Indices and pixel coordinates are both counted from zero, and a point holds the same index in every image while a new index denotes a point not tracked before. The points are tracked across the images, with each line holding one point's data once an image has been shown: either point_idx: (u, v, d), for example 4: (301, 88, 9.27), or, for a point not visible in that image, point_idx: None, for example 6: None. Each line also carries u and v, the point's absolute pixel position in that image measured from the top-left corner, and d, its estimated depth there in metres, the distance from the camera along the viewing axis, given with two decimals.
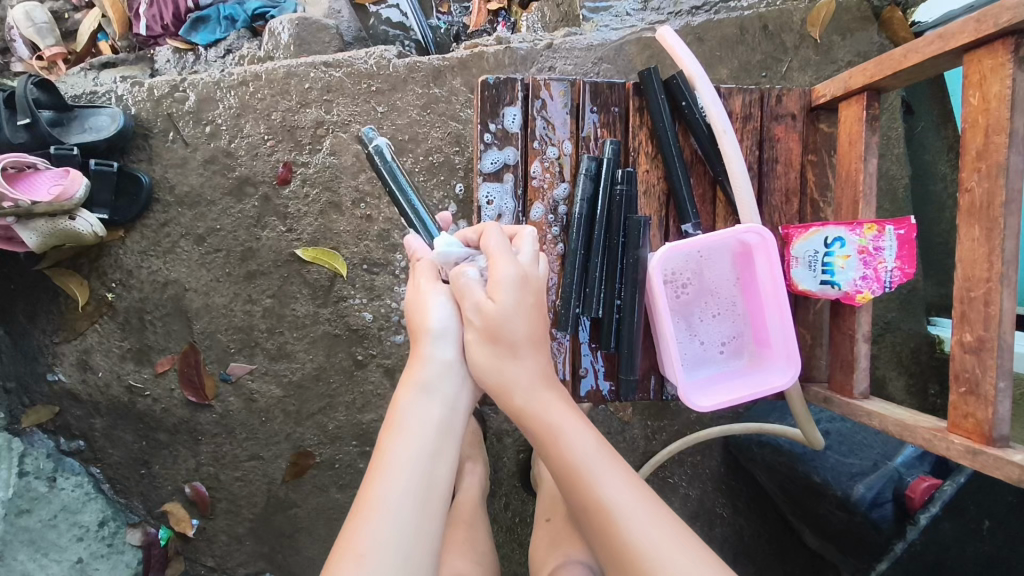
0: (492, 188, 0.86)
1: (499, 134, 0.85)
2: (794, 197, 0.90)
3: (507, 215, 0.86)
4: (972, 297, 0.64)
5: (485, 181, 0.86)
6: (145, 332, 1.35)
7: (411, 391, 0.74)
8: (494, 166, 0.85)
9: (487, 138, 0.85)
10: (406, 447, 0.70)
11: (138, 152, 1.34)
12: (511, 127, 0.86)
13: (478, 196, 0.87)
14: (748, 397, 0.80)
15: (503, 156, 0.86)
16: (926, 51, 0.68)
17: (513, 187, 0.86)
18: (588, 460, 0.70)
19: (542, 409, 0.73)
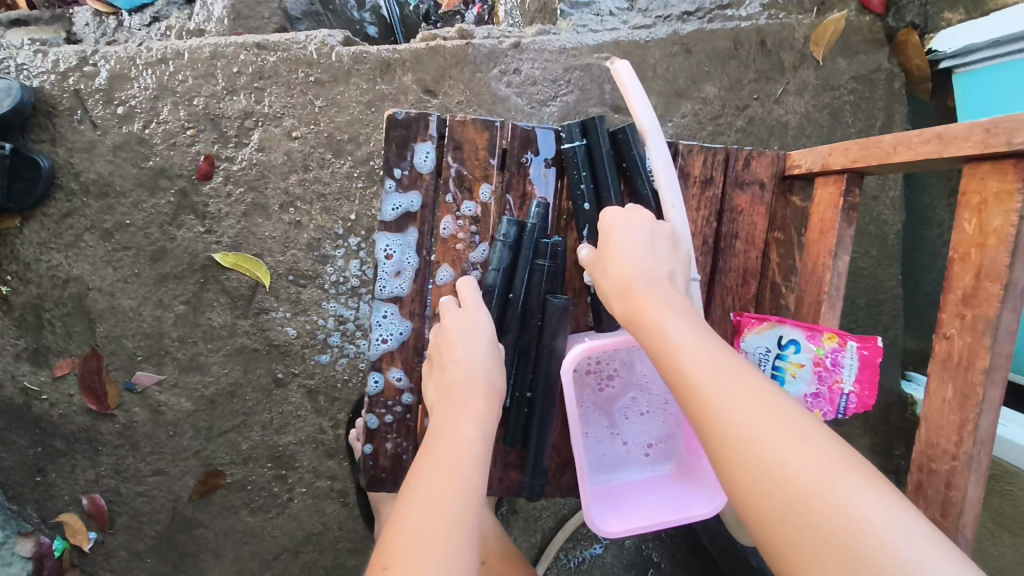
0: (392, 240, 0.72)
1: (404, 176, 0.71)
2: (753, 280, 0.77)
3: (408, 273, 0.73)
4: (934, 467, 0.56)
5: (384, 232, 0.71)
6: (43, 331, 1.22)
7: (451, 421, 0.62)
8: (395, 214, 0.71)
9: (389, 180, 0.71)
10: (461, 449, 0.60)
11: (39, 131, 1.18)
12: (422, 167, 0.71)
13: (375, 248, 0.72)
14: (662, 525, 0.68)
15: (407, 201, 0.72)
16: (921, 151, 0.56)
17: (418, 242, 0.72)
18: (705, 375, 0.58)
19: (657, 331, 0.62)
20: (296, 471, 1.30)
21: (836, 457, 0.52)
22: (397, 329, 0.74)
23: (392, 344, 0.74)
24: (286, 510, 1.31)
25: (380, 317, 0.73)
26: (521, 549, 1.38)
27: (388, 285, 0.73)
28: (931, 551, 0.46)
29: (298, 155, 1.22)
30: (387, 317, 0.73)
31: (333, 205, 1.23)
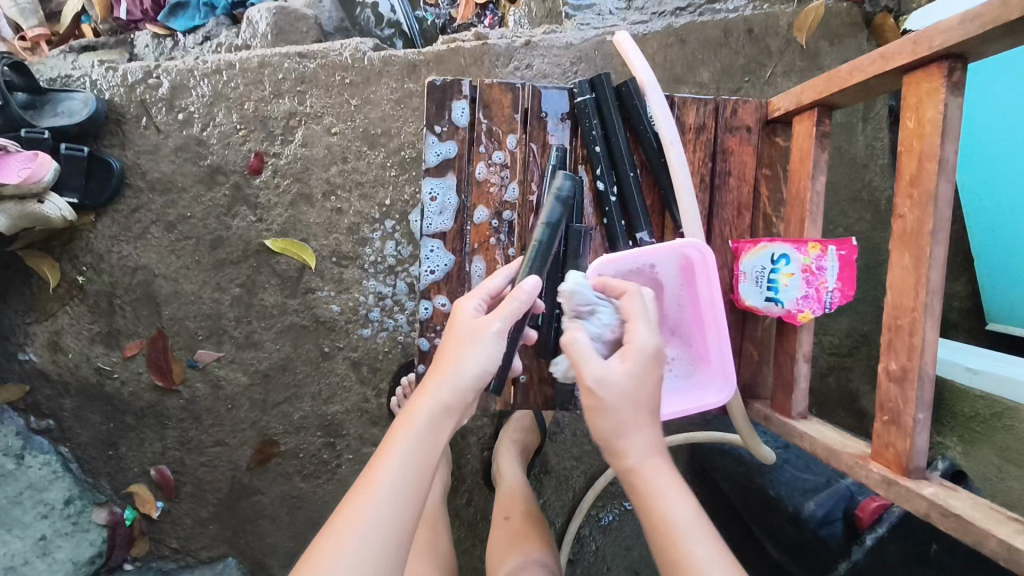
0: (435, 184, 0.85)
1: (444, 129, 0.84)
2: (746, 211, 0.89)
3: (449, 212, 0.85)
4: (898, 325, 0.64)
5: (429, 177, 0.84)
6: (115, 316, 1.36)
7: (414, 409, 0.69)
8: (437, 161, 0.84)
9: (433, 134, 0.84)
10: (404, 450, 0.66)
11: (110, 137, 1.34)
12: (459, 121, 0.84)
13: (422, 192, 0.85)
14: (676, 415, 0.80)
15: (446, 150, 0.84)
16: (869, 71, 0.67)
17: (457, 185, 0.85)
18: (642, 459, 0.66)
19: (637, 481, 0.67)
20: (344, 439, 1.42)
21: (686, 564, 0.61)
22: (443, 262, 0.86)
23: (438, 275, 0.86)
24: (335, 475, 1.42)
25: (428, 252, 0.86)
26: (554, 508, 1.48)
27: (433, 223, 0.85)
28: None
29: (337, 149, 1.36)
30: (434, 251, 0.86)
31: (370, 192, 1.37)
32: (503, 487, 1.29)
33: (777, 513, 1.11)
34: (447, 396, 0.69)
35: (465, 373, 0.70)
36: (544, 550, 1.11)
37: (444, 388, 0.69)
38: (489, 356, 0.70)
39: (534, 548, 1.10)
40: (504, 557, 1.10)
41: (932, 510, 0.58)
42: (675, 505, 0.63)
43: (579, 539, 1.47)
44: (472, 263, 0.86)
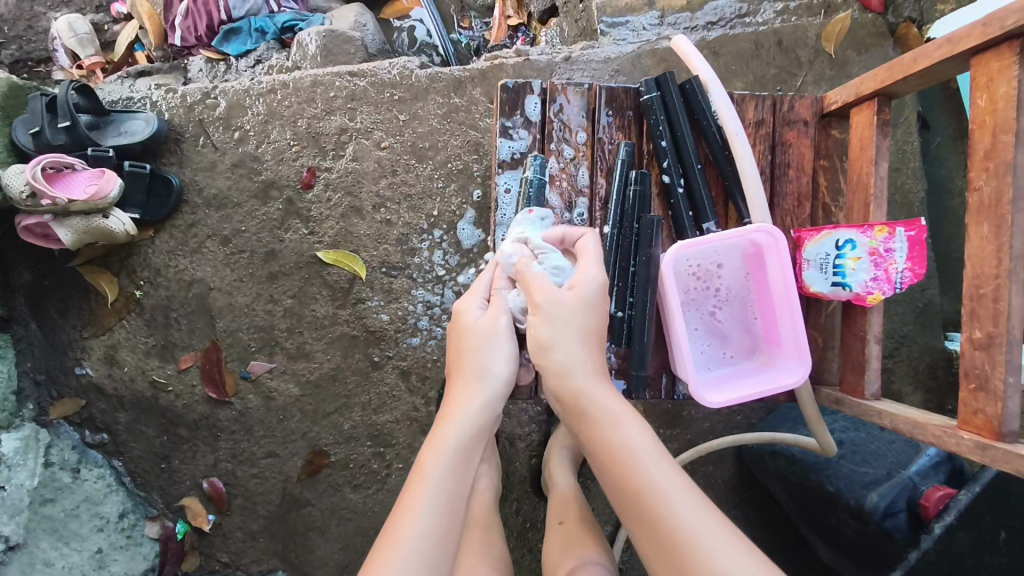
0: (509, 176, 0.89)
1: (517, 124, 0.89)
2: (807, 202, 0.92)
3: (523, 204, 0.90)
4: (981, 294, 0.65)
5: (503, 170, 0.89)
6: (170, 329, 1.39)
7: (439, 443, 0.76)
8: (510, 156, 0.89)
9: (506, 129, 0.89)
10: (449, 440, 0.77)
11: (169, 155, 1.40)
12: (531, 116, 0.89)
13: (496, 184, 0.90)
14: (752, 396, 0.81)
15: (519, 144, 0.89)
16: (935, 55, 0.70)
17: (530, 177, 0.89)
18: (636, 453, 0.68)
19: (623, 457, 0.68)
20: (393, 448, 1.41)
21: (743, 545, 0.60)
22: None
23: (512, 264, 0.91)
24: (385, 486, 1.42)
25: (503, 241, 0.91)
26: (602, 516, 1.46)
27: (508, 213, 0.90)
28: None
29: (387, 162, 1.41)
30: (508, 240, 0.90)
31: (418, 204, 1.41)
32: (555, 492, 1.24)
33: (839, 506, 1.11)
34: (475, 401, 0.81)
35: (482, 383, 0.82)
36: (602, 553, 1.05)
37: (474, 393, 0.82)
38: (505, 345, 0.84)
39: (591, 552, 1.05)
40: (561, 561, 1.05)
41: None
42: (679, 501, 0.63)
43: (629, 547, 1.46)
44: None
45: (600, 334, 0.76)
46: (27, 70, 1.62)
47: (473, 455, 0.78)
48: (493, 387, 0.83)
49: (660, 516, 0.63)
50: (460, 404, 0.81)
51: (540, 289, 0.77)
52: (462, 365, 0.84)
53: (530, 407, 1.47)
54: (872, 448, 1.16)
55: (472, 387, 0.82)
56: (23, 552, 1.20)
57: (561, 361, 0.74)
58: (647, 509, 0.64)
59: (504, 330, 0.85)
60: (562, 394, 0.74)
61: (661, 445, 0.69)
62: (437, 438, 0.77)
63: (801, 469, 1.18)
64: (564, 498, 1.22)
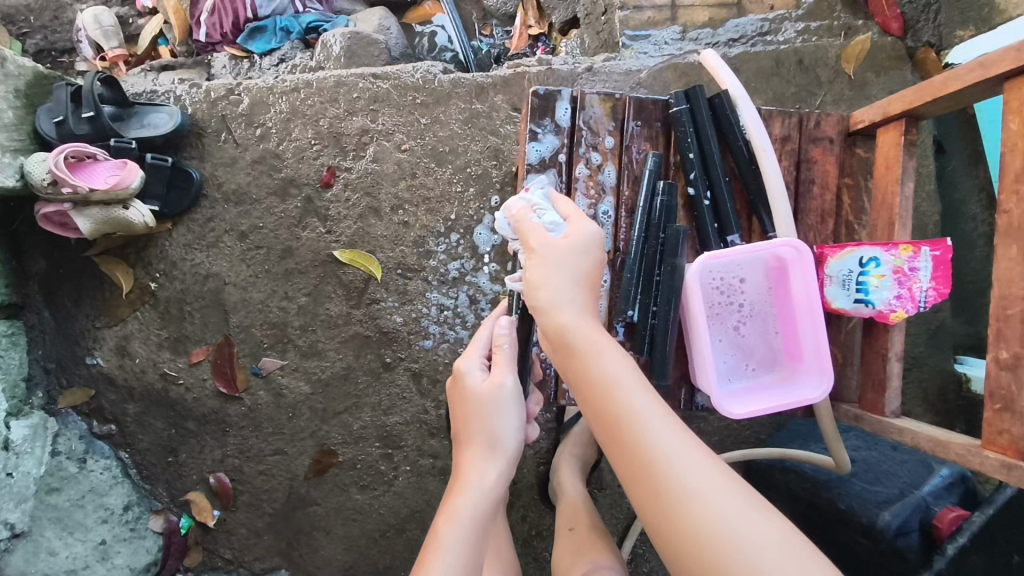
0: (536, 180, 0.90)
1: (546, 129, 0.89)
2: (830, 219, 0.92)
3: None
4: (1008, 315, 0.66)
5: (530, 173, 0.89)
6: (184, 322, 1.40)
7: (453, 516, 0.81)
8: (538, 159, 0.90)
9: (535, 133, 0.89)
10: (462, 519, 0.80)
11: (191, 150, 1.41)
12: (561, 122, 0.90)
13: (523, 186, 0.90)
14: (772, 409, 0.82)
15: (546, 147, 0.90)
16: (967, 79, 0.71)
17: (556, 181, 0.90)
18: (616, 387, 0.70)
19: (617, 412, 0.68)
20: (401, 450, 1.41)
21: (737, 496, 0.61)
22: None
23: None
24: (391, 488, 1.41)
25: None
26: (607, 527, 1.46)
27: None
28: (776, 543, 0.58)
29: (407, 165, 1.42)
30: None
31: (436, 207, 1.42)
32: (564, 500, 1.24)
33: (850, 525, 1.11)
34: (487, 473, 0.84)
35: (494, 461, 0.85)
36: (613, 558, 1.05)
37: (487, 464, 0.85)
38: (513, 412, 0.86)
39: (602, 557, 1.05)
40: (573, 567, 1.05)
41: None
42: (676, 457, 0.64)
43: (634, 559, 1.45)
44: None
45: (594, 277, 0.77)
46: (50, 60, 1.63)
47: (485, 537, 0.82)
48: (504, 462, 0.86)
49: (636, 445, 0.66)
50: (472, 479, 0.83)
51: (535, 236, 0.79)
52: (472, 436, 0.87)
53: (539, 414, 1.47)
54: (884, 467, 1.16)
55: (484, 462, 0.85)
56: (28, 540, 1.22)
57: (548, 301, 0.76)
58: (625, 433, 0.67)
59: (509, 394, 0.86)
60: (545, 326, 0.75)
61: (645, 378, 0.70)
62: (449, 523, 0.80)
63: (812, 486, 1.18)
64: (572, 504, 1.23)
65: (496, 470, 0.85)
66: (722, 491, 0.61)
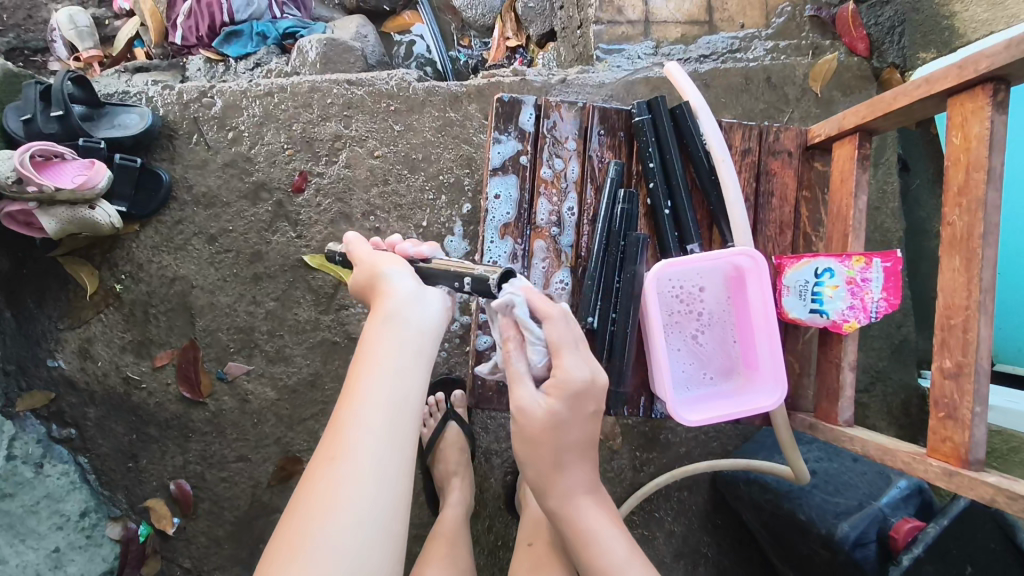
0: (498, 183, 0.90)
1: (510, 134, 0.90)
2: (788, 230, 0.94)
3: (512, 211, 0.90)
4: (952, 324, 0.67)
5: (493, 176, 0.90)
6: (148, 325, 1.38)
7: (354, 385, 0.70)
8: (500, 162, 0.90)
9: (499, 137, 0.90)
10: (371, 384, 0.70)
11: (161, 151, 1.40)
12: (525, 127, 0.90)
13: (486, 189, 0.91)
14: (727, 416, 0.83)
15: (510, 151, 0.90)
16: (914, 94, 0.73)
17: (519, 185, 0.90)
18: (587, 523, 0.81)
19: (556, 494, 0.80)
20: None
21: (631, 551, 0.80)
22: (503, 250, 0.90)
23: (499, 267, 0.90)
24: None
25: (492, 241, 0.91)
26: None
27: (497, 217, 0.90)
28: None
29: (379, 171, 1.42)
30: (495, 242, 0.90)
31: (407, 214, 1.42)
32: (528, 515, 1.24)
33: (809, 535, 1.11)
34: (390, 334, 0.73)
35: (398, 281, 0.76)
36: None
37: (383, 322, 0.74)
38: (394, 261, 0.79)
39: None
40: None
41: (998, 496, 0.60)
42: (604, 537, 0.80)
43: None
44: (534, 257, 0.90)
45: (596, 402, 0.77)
46: (23, 58, 1.60)
47: (415, 345, 0.73)
48: (411, 279, 0.77)
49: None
50: (382, 309, 0.75)
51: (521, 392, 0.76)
52: (376, 306, 0.76)
53: (508, 423, 1.46)
54: (844, 479, 1.17)
55: (390, 292, 0.76)
56: None
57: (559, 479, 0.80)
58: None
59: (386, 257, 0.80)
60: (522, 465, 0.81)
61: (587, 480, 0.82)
62: (366, 349, 0.72)
63: (773, 497, 1.18)
64: (536, 520, 1.22)
65: (397, 322, 0.73)
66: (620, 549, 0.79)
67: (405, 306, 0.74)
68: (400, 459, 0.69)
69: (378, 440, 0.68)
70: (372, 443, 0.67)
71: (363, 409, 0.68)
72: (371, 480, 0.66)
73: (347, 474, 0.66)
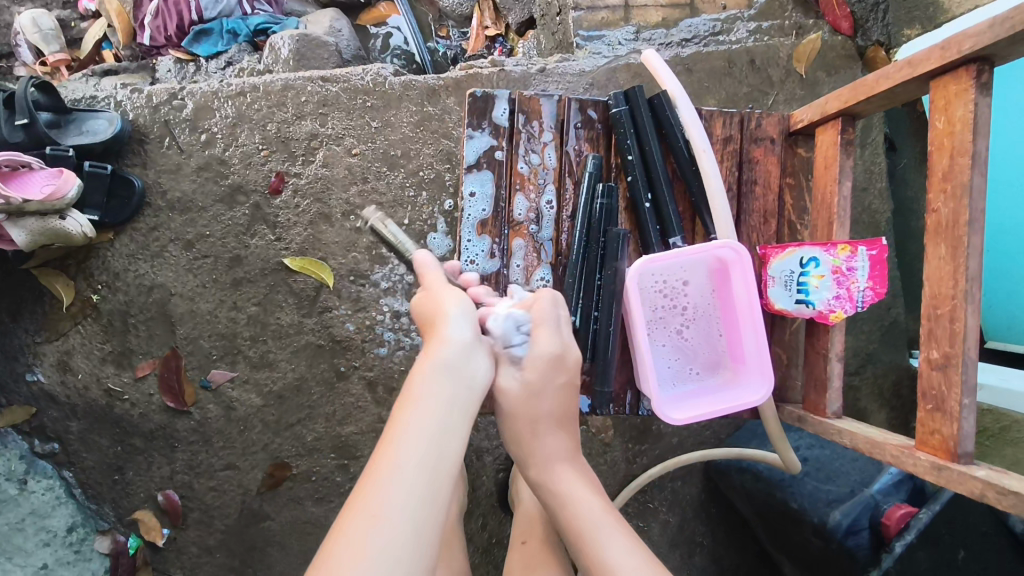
0: (474, 180, 0.87)
1: (483, 129, 0.87)
2: (772, 219, 0.92)
3: (489, 208, 0.88)
4: (939, 314, 0.65)
5: (468, 174, 0.87)
6: (128, 335, 1.35)
7: (397, 429, 0.65)
8: (475, 158, 0.87)
9: (473, 133, 0.87)
10: (419, 431, 0.65)
11: (132, 157, 1.36)
12: (500, 122, 0.88)
13: (461, 188, 0.88)
14: (714, 414, 0.81)
15: (485, 147, 0.87)
16: (896, 77, 0.71)
17: (496, 182, 0.88)
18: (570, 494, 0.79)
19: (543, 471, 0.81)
20: (357, 461, 1.39)
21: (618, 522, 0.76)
22: (481, 248, 0.88)
23: (478, 265, 0.88)
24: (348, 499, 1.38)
25: (469, 239, 0.88)
26: None
27: (473, 215, 0.88)
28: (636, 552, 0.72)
29: (358, 169, 1.39)
30: (473, 240, 0.88)
31: (388, 212, 1.39)
32: (521, 511, 1.23)
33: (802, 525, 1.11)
34: (442, 379, 0.69)
35: (455, 329, 0.72)
36: None
37: (435, 365, 0.70)
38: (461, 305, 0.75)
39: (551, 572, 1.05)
40: None
41: (988, 491, 0.59)
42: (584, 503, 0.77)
43: None
44: (512, 256, 0.88)
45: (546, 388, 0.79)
46: None
47: (462, 397, 0.69)
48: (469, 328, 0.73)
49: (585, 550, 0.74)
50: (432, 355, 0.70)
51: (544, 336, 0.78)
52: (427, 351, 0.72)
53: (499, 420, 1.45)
54: (836, 465, 1.16)
55: (446, 337, 0.72)
56: None
57: (535, 449, 0.81)
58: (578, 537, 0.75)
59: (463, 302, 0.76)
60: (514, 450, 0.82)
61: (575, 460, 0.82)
62: (413, 394, 0.68)
63: (766, 486, 1.18)
64: (529, 517, 1.21)
65: (450, 372, 0.69)
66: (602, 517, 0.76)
67: (461, 353, 0.71)
68: (439, 522, 0.62)
69: (419, 496, 0.62)
70: (411, 496, 0.61)
71: (406, 457, 0.63)
72: (409, 538, 0.59)
73: (382, 527, 0.59)
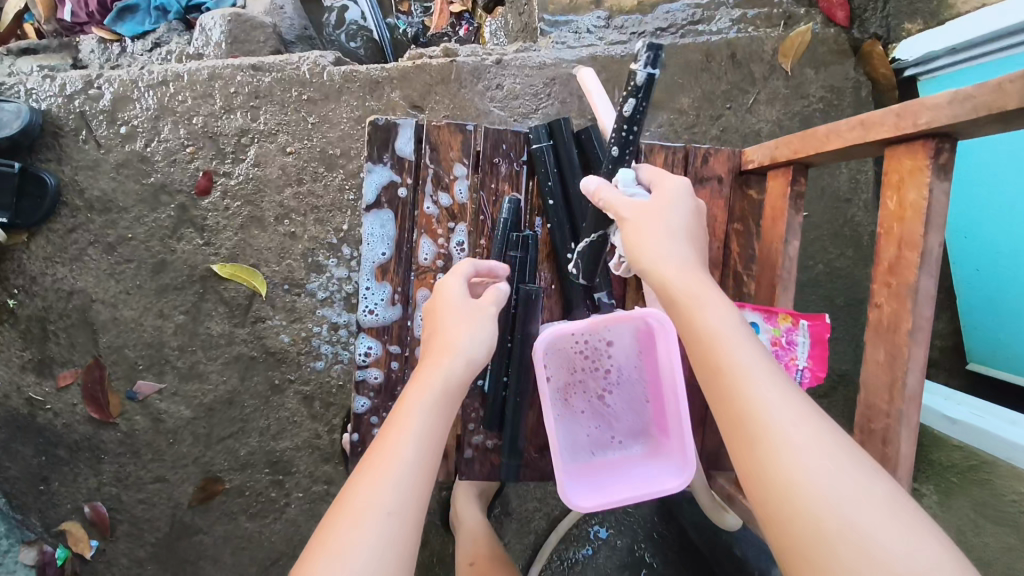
0: (373, 223, 0.82)
1: (387, 163, 0.82)
2: (715, 269, 0.82)
3: (393, 253, 0.83)
4: (872, 429, 0.61)
5: (367, 214, 0.82)
6: (48, 342, 1.27)
7: (399, 422, 0.63)
8: (375, 197, 0.82)
9: (377, 166, 0.82)
10: (412, 430, 0.62)
11: (47, 151, 1.26)
12: (405, 155, 0.82)
13: (361, 229, 0.83)
14: (627, 499, 0.72)
15: (387, 184, 0.82)
16: (848, 138, 0.62)
17: (400, 223, 0.83)
18: (775, 413, 0.57)
19: (731, 364, 0.60)
20: (292, 477, 1.33)
21: (854, 468, 0.54)
22: (381, 296, 0.83)
23: (377, 316, 0.83)
24: (282, 515, 1.33)
25: (368, 286, 0.83)
26: (514, 552, 1.40)
27: (372, 258, 0.82)
28: (895, 534, 0.50)
29: (292, 169, 1.28)
30: (372, 288, 0.82)
31: (326, 217, 1.29)
32: (462, 535, 1.17)
33: None
34: (450, 378, 0.66)
35: (465, 338, 0.68)
36: None
37: (441, 365, 0.67)
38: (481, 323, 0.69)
39: None
40: None
41: None
42: (797, 430, 0.55)
43: None
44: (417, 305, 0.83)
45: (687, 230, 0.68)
46: None
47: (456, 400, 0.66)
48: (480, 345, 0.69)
49: (792, 491, 0.53)
50: (440, 363, 0.67)
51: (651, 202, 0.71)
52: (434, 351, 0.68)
53: None
54: None
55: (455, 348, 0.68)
56: None
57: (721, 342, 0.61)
58: (784, 479, 0.54)
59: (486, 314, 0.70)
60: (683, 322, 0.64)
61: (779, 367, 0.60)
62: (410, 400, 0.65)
63: None
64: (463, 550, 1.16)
65: (462, 381, 0.67)
66: (834, 459, 0.54)
67: (466, 360, 0.67)
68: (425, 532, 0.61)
69: (411, 503, 0.59)
70: (398, 493, 0.58)
71: (401, 449, 0.61)
72: (392, 531, 0.57)
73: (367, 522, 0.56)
